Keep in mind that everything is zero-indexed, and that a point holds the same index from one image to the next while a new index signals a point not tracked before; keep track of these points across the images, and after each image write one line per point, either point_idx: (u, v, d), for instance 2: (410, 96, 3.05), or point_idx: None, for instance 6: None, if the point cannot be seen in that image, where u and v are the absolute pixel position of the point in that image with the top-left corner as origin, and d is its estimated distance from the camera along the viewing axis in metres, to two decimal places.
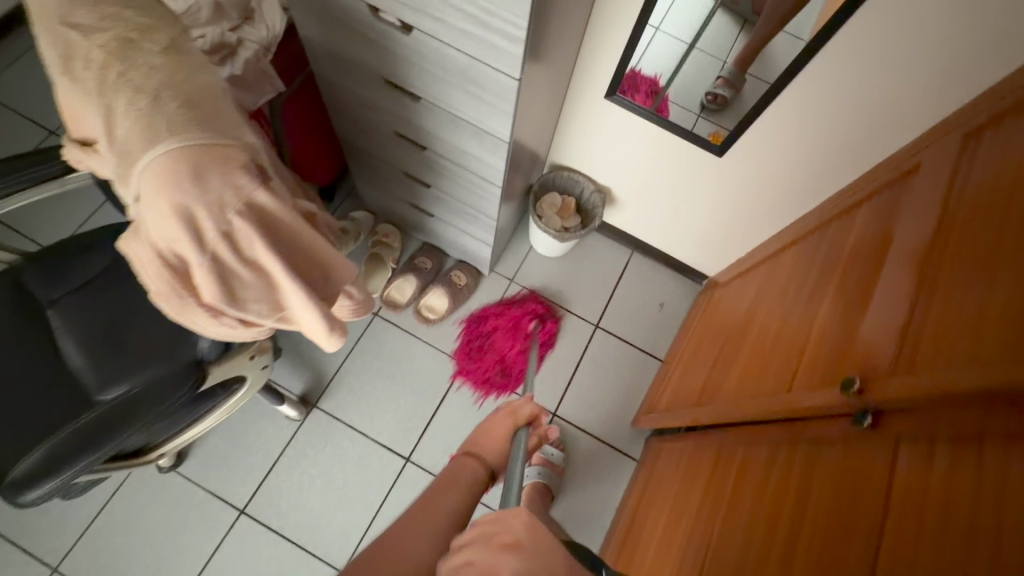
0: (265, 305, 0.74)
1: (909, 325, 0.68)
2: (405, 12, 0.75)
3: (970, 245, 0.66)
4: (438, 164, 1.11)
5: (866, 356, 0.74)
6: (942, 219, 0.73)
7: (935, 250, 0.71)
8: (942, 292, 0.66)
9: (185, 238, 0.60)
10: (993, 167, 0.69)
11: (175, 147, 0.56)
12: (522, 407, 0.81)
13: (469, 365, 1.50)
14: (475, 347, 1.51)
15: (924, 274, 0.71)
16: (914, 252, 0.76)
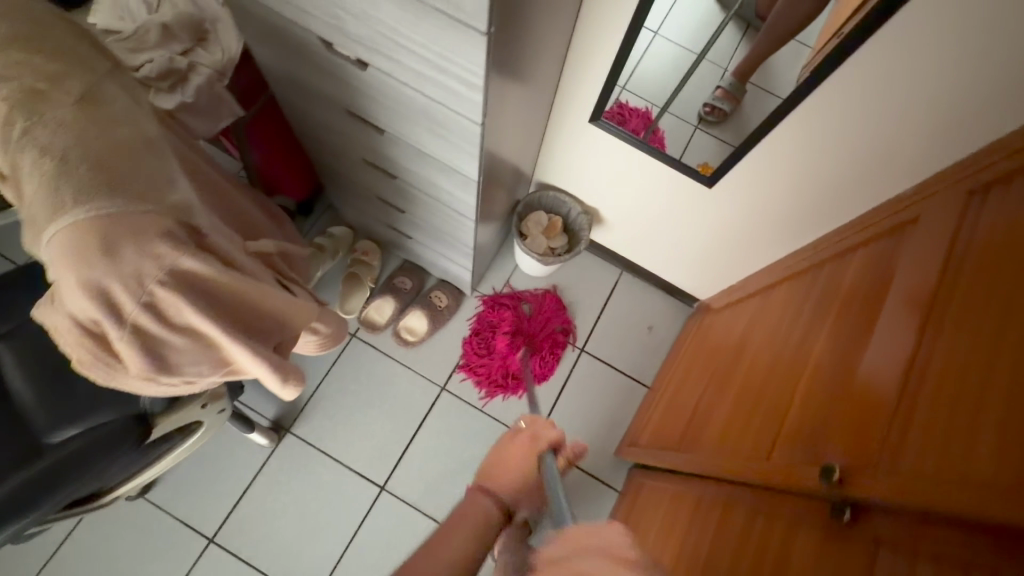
0: (206, 365, 0.69)
1: (899, 404, 0.63)
2: (359, 49, 0.69)
3: (964, 325, 0.61)
4: (410, 193, 1.05)
5: (848, 432, 0.69)
6: (937, 287, 0.68)
7: (927, 323, 0.66)
8: (935, 371, 0.61)
9: (101, 312, 0.55)
10: (995, 235, 0.64)
11: (84, 218, 0.51)
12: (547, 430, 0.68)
13: (477, 359, 1.47)
14: (486, 341, 1.48)
15: (918, 345, 0.66)
16: (909, 315, 0.70)
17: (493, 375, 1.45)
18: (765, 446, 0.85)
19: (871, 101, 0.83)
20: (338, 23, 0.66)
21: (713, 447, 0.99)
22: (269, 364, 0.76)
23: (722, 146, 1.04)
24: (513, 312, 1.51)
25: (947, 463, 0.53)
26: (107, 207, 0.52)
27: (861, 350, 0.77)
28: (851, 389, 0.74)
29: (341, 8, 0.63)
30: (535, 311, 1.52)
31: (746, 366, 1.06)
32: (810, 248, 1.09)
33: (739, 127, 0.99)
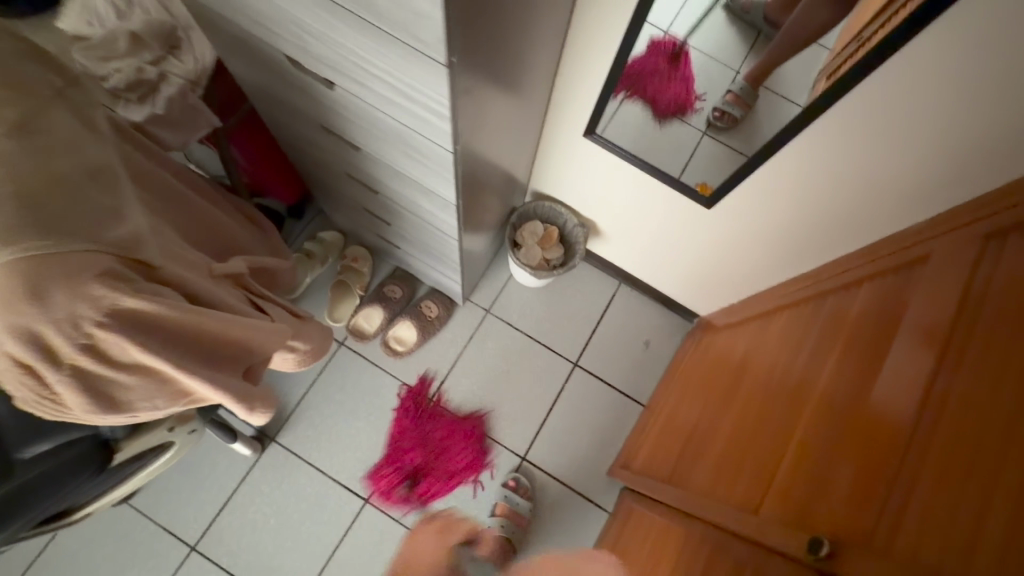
0: (162, 398, 0.65)
1: (907, 467, 0.59)
2: (325, 70, 0.65)
3: (974, 395, 0.56)
4: (392, 208, 1.01)
5: (842, 497, 0.65)
6: (946, 343, 0.63)
7: (933, 384, 0.61)
8: (946, 434, 0.56)
9: (33, 355, 0.52)
10: (1011, 291, 0.58)
11: (12, 258, 0.50)
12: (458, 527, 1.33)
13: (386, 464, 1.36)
14: (403, 444, 1.38)
15: (925, 400, 0.61)
16: (913, 369, 0.65)
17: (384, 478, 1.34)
18: (760, 492, 0.80)
19: (877, 129, 0.77)
20: (301, 42, 0.62)
21: (706, 485, 0.94)
22: (233, 394, 0.73)
23: (727, 152, 0.97)
24: (433, 420, 1.40)
25: (966, 547, 0.48)
26: (40, 245, 0.51)
27: (861, 400, 0.72)
28: (848, 444, 0.69)
29: (302, 29, 0.59)
30: (453, 427, 1.40)
31: (740, 397, 1.02)
32: (810, 275, 1.04)
33: (749, 138, 0.91)
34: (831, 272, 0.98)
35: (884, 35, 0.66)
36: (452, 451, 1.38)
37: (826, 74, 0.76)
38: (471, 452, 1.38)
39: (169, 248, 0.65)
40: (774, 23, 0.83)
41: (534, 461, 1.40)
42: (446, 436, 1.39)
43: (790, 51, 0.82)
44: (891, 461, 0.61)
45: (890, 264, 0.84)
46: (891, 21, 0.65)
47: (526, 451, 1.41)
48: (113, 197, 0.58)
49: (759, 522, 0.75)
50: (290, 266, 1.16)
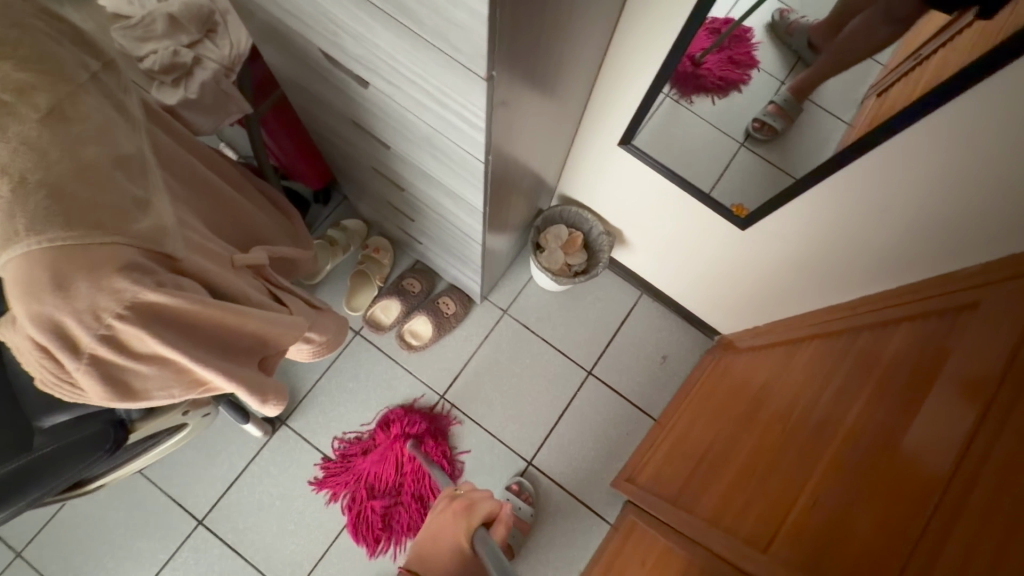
0: (178, 387, 0.65)
1: (936, 517, 0.56)
2: (358, 68, 0.63)
3: (1011, 460, 0.52)
4: (418, 205, 1.00)
5: (859, 550, 0.62)
6: (989, 400, 0.59)
7: (971, 444, 0.57)
8: (983, 489, 0.53)
9: (54, 345, 0.52)
10: None
11: (46, 246, 0.49)
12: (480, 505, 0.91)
13: (357, 513, 1.32)
14: (354, 486, 1.33)
15: (964, 449, 0.58)
16: (949, 425, 0.61)
17: (373, 528, 1.31)
18: (774, 525, 0.78)
19: (937, 160, 0.73)
20: (337, 39, 0.60)
21: (716, 510, 0.92)
22: (247, 386, 0.73)
23: (766, 168, 0.93)
24: (364, 452, 1.35)
25: None
26: (72, 235, 0.50)
27: (889, 449, 0.68)
28: (872, 494, 0.66)
29: (338, 27, 0.57)
30: (395, 441, 1.36)
31: (759, 424, 0.99)
32: (849, 307, 1.00)
33: (795, 159, 0.87)
34: (872, 305, 0.94)
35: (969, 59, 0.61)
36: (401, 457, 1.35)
37: (876, 91, 0.73)
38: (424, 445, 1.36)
39: (193, 238, 0.64)
40: (816, 48, 0.75)
41: (540, 466, 1.39)
42: (394, 452, 1.35)
43: (833, 70, 0.77)
44: (915, 519, 0.58)
45: (934, 306, 0.79)
46: (977, 45, 0.59)
47: (533, 455, 1.39)
48: (142, 187, 0.57)
49: (771, 556, 0.73)
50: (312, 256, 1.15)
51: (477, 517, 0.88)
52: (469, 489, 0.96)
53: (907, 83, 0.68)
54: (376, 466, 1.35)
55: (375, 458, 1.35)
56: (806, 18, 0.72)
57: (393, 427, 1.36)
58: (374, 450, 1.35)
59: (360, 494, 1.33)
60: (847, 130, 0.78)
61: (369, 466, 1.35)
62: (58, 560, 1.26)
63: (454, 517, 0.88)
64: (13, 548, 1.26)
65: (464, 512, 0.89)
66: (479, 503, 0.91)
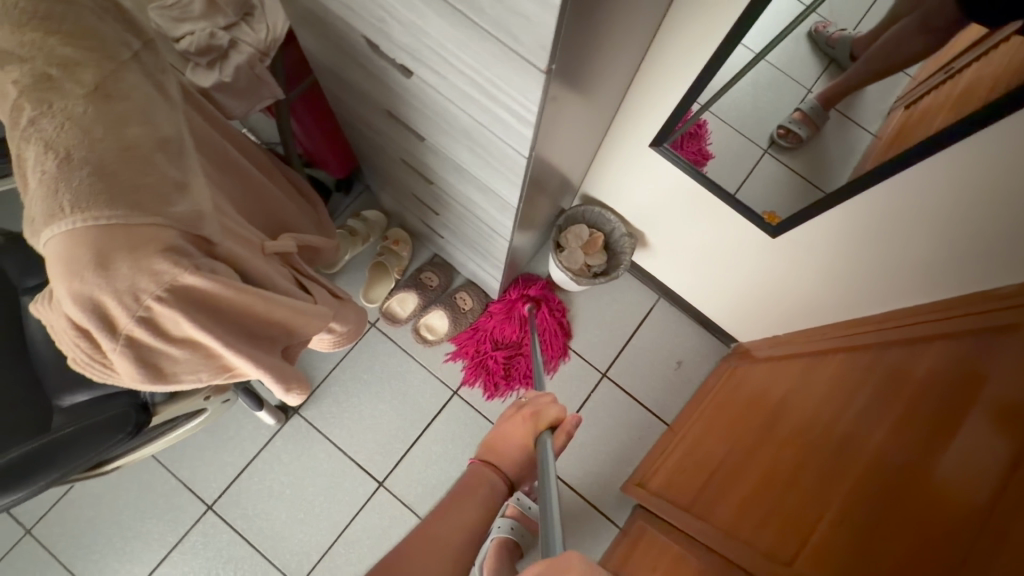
0: (207, 372, 0.65)
1: (974, 545, 0.54)
2: (403, 56, 0.62)
3: None
4: (445, 200, 0.99)
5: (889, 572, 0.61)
6: None
7: (1011, 470, 0.56)
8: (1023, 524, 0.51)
9: (92, 324, 0.52)
10: None
11: (88, 224, 0.48)
12: (547, 410, 0.80)
13: (481, 366, 1.41)
14: (479, 342, 1.42)
15: (1004, 480, 0.56)
16: (989, 449, 0.60)
17: (493, 375, 1.41)
18: (796, 543, 0.77)
19: (983, 175, 0.72)
20: (384, 28, 0.59)
21: (731, 522, 0.91)
22: (271, 373, 0.72)
23: (790, 177, 0.94)
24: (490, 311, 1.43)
25: None
26: (115, 214, 0.49)
27: (921, 470, 0.67)
28: (903, 515, 0.65)
29: (387, 14, 0.56)
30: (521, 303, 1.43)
31: (778, 437, 0.98)
32: (877, 321, 0.98)
33: (824, 171, 0.88)
34: (903, 319, 0.92)
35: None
36: (522, 320, 1.43)
37: (904, 104, 0.74)
38: (543, 311, 1.43)
39: (228, 223, 0.64)
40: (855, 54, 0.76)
41: None
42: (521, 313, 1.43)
43: (869, 75, 0.77)
44: (952, 545, 0.57)
45: (968, 325, 0.78)
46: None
47: None
48: (182, 169, 0.56)
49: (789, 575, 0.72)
50: (334, 245, 1.14)
51: (545, 424, 0.79)
52: (536, 395, 0.85)
53: (941, 92, 0.68)
54: (499, 326, 1.43)
55: (501, 316, 1.43)
56: (846, 29, 0.73)
57: (517, 292, 1.44)
58: (502, 310, 1.43)
59: (484, 347, 1.42)
60: (872, 142, 0.80)
61: (494, 325, 1.43)
62: (68, 537, 1.26)
63: (524, 424, 0.80)
64: (23, 524, 1.27)
65: (531, 420, 0.80)
66: (545, 410, 0.81)
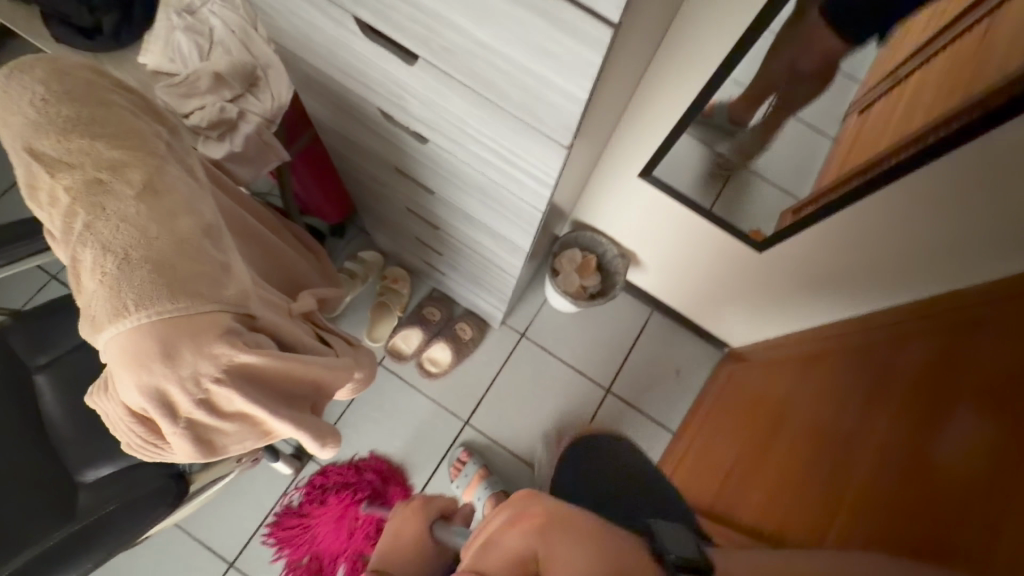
0: (252, 439, 0.67)
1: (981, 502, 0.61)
2: (421, 127, 0.66)
3: None
4: (450, 243, 1.04)
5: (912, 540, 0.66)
6: (1012, 393, 0.65)
7: (1002, 437, 0.63)
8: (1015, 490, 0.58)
9: (154, 411, 0.55)
10: None
11: (154, 320, 0.51)
12: (438, 498, 0.77)
13: (305, 553, 1.30)
14: (305, 525, 1.32)
15: (993, 449, 0.63)
16: (979, 421, 0.67)
17: (320, 561, 1.30)
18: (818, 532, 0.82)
19: (945, 187, 0.81)
20: (403, 104, 0.64)
21: (752, 522, 0.97)
22: (310, 431, 0.74)
23: (768, 188, 1.00)
24: (321, 494, 1.34)
25: None
26: (178, 307, 0.52)
27: (922, 450, 0.74)
28: (913, 490, 0.71)
29: (407, 93, 0.61)
30: (362, 477, 1.36)
31: (784, 437, 1.04)
32: (857, 320, 1.07)
33: (794, 181, 0.96)
34: (877, 320, 1.01)
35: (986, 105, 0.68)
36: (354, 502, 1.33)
37: (858, 109, 0.84)
38: (384, 488, 1.35)
39: (263, 295, 0.67)
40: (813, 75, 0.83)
41: None
42: (335, 495, 1.34)
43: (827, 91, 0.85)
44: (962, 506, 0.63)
45: (939, 318, 0.87)
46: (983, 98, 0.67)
47: None
48: (225, 252, 0.58)
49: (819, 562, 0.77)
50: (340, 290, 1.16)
51: (435, 512, 0.75)
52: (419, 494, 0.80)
53: (891, 97, 0.79)
54: (328, 510, 1.33)
55: (333, 497, 1.34)
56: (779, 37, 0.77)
57: (353, 472, 1.36)
58: (313, 505, 1.33)
59: (324, 546, 1.31)
60: (833, 146, 0.89)
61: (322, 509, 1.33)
62: None
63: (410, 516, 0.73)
64: None
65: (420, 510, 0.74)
66: (434, 499, 0.77)
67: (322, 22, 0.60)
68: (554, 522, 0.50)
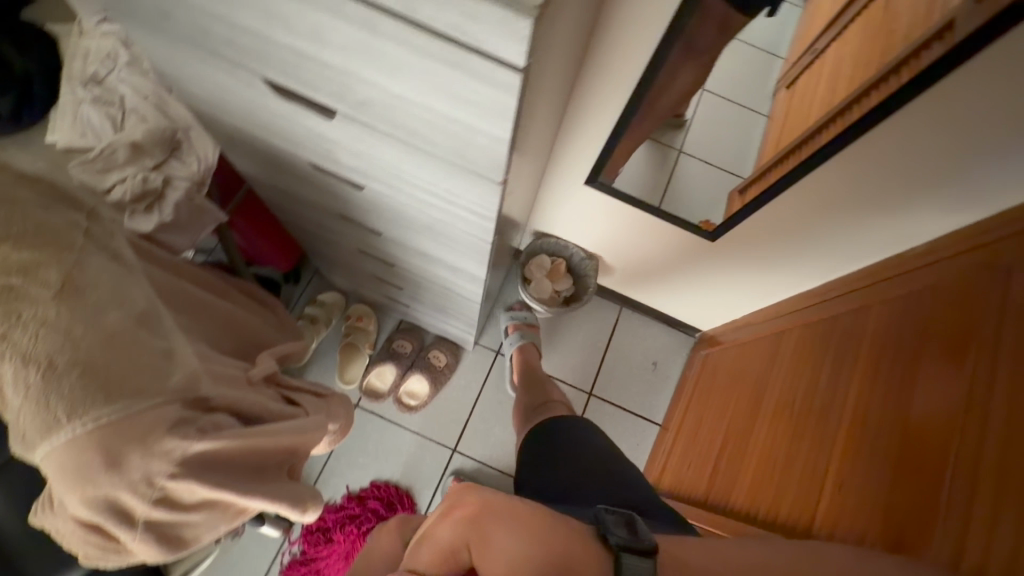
0: (224, 524, 0.63)
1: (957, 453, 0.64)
2: (353, 175, 0.64)
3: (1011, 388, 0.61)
4: (409, 278, 1.01)
5: (904, 501, 0.68)
6: (970, 345, 0.68)
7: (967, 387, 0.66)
8: (989, 436, 0.61)
9: (108, 522, 0.52)
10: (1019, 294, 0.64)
11: (93, 427, 0.49)
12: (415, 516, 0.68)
13: None
14: (315, 568, 1.29)
15: (960, 401, 0.66)
16: (942, 376, 0.70)
17: None
18: (812, 507, 0.84)
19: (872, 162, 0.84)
20: (333, 155, 0.62)
21: (751, 509, 0.98)
22: (287, 502, 0.71)
23: (715, 171, 1.03)
24: (326, 534, 1.31)
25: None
26: (118, 410, 0.50)
27: (895, 411, 0.76)
28: (894, 450, 0.73)
29: (335, 145, 0.59)
30: (365, 510, 1.33)
31: (765, 419, 1.06)
32: (816, 294, 1.09)
33: (740, 160, 1.00)
34: (833, 291, 1.04)
35: (902, 83, 0.71)
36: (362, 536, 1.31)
37: (785, 84, 0.95)
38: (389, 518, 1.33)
39: (215, 370, 0.64)
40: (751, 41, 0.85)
41: None
42: (342, 533, 1.31)
43: (750, 64, 0.92)
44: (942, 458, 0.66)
45: (885, 282, 0.91)
46: None
47: None
48: (163, 337, 0.57)
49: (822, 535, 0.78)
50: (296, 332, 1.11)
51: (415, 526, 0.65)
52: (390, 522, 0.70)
53: (813, 69, 0.91)
54: (336, 549, 1.30)
55: (339, 536, 1.31)
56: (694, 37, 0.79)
57: (356, 507, 1.33)
58: (319, 549, 1.30)
59: None
60: (767, 121, 0.97)
61: (329, 549, 1.30)
62: None
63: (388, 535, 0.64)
64: None
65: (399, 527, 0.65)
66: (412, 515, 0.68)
67: (235, 86, 0.58)
68: (492, 511, 0.48)
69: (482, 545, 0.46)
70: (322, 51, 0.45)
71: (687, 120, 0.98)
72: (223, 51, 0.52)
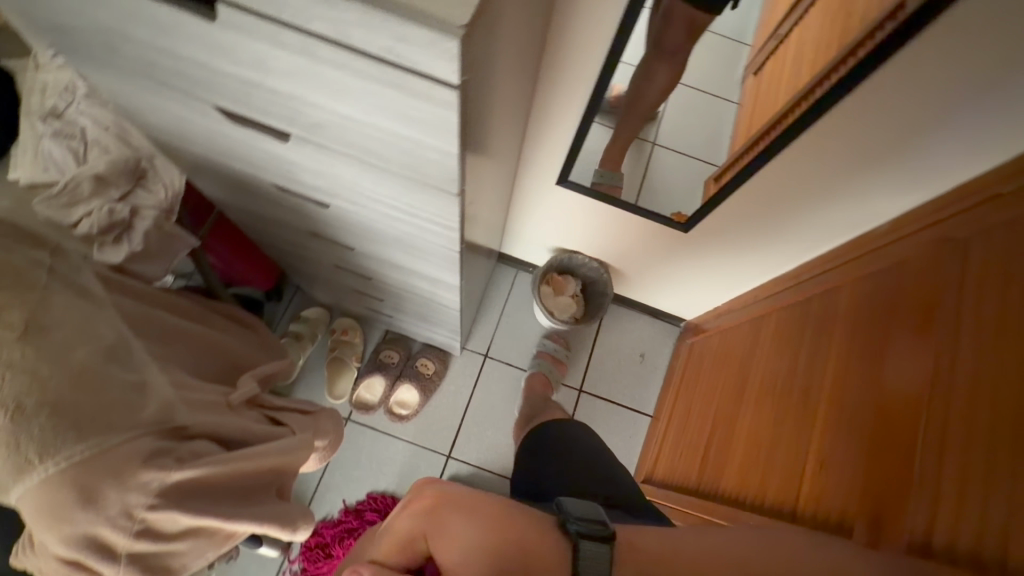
0: (212, 551, 0.63)
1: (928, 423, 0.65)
2: (317, 194, 0.65)
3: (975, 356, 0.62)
4: (387, 289, 1.02)
5: (882, 472, 0.70)
6: (935, 317, 0.70)
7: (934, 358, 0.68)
8: (956, 404, 0.62)
9: (89, 559, 0.52)
10: (978, 265, 0.66)
11: (67, 466, 0.49)
12: None
13: None
14: None
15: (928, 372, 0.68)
16: (910, 349, 0.72)
17: None
18: (797, 486, 0.85)
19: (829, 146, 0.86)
20: (294, 176, 0.62)
21: (741, 492, 0.99)
22: (277, 524, 0.70)
23: (686, 160, 1.03)
24: (325, 550, 1.31)
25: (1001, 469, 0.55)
26: (89, 446, 0.50)
27: (869, 386, 0.78)
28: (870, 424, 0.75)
29: (295, 167, 0.60)
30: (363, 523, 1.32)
31: (749, 403, 1.08)
32: (792, 276, 1.10)
33: (713, 148, 1.00)
34: (808, 273, 1.05)
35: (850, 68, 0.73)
36: None
37: (753, 71, 0.93)
38: None
39: (192, 398, 0.64)
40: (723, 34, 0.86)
41: None
42: (341, 548, 1.31)
43: (719, 56, 0.91)
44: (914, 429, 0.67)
45: (855, 261, 0.92)
46: None
47: None
48: (134, 370, 0.57)
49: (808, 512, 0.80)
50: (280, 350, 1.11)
51: None
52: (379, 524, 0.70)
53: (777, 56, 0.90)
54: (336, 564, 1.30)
55: (338, 551, 1.30)
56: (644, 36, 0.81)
57: (353, 521, 1.32)
58: (319, 565, 1.30)
59: None
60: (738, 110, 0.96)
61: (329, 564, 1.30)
62: None
63: None
64: None
65: None
66: None
67: (190, 117, 0.59)
68: (452, 504, 0.50)
69: (440, 536, 0.48)
70: (268, 78, 0.45)
71: (661, 115, 1.00)
72: (171, 84, 0.53)
